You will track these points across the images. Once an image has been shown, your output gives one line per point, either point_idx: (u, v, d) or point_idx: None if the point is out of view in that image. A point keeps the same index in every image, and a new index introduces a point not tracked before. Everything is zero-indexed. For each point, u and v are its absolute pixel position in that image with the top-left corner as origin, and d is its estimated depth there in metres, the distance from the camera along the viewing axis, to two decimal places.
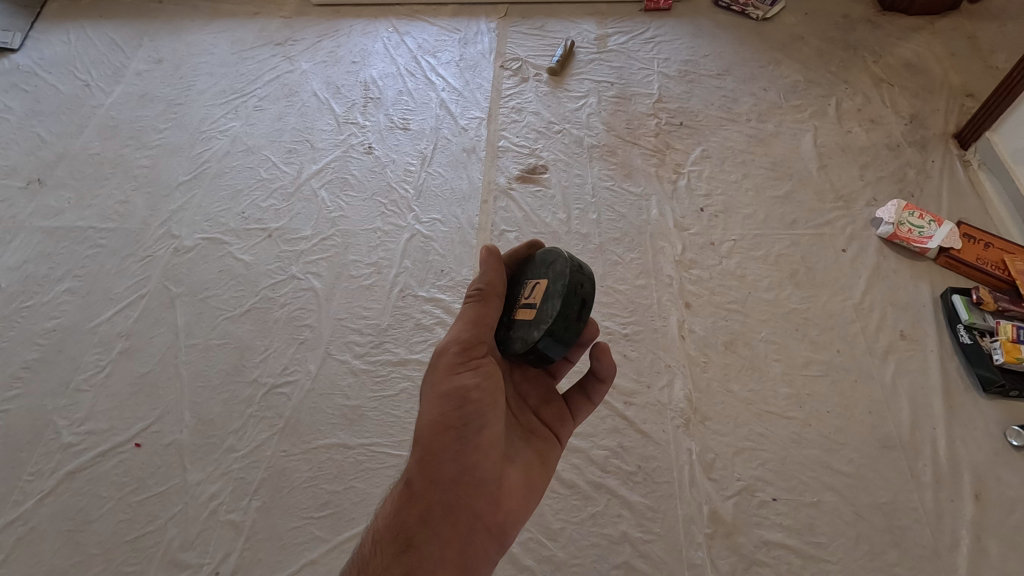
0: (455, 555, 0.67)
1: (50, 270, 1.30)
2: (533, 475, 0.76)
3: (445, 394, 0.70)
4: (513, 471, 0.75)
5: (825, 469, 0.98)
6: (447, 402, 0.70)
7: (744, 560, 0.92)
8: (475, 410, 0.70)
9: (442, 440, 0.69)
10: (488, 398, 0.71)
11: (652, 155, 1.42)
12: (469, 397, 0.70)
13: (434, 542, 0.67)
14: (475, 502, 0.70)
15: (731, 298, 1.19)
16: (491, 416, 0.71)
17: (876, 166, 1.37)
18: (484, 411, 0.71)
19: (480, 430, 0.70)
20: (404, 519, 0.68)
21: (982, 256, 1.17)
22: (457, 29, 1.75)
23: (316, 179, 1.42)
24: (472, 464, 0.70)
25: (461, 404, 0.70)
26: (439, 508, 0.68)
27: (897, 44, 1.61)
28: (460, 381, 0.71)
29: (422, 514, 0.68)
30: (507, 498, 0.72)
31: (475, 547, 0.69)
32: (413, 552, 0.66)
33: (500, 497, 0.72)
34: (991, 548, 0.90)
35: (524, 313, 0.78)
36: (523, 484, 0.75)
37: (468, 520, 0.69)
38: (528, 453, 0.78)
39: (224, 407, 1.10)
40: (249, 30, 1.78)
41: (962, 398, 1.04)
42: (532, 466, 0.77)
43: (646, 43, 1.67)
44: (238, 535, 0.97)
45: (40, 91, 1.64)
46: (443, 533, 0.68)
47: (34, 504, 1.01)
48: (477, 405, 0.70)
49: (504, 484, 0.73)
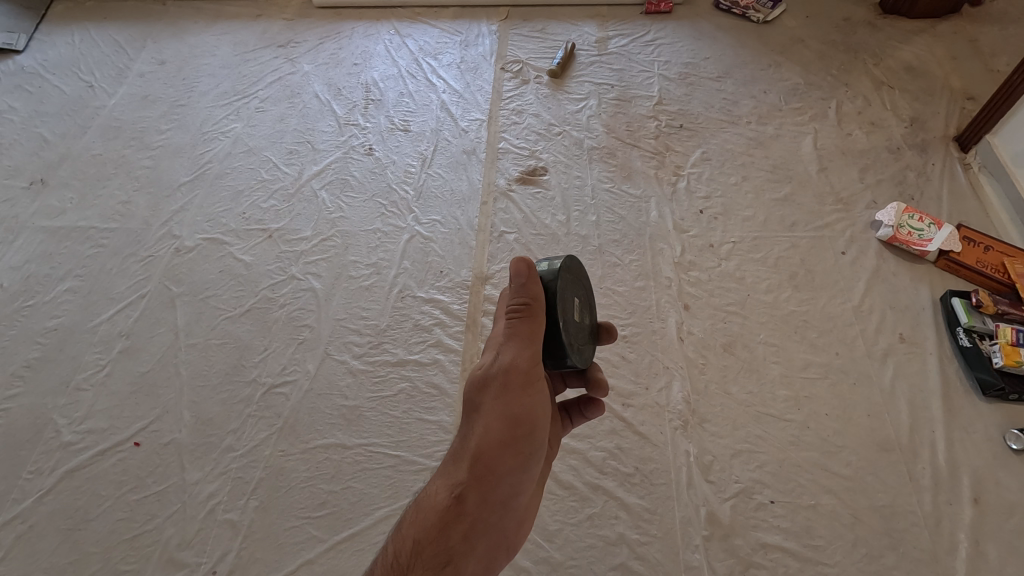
0: (483, 570, 0.69)
1: (52, 269, 1.30)
2: (537, 497, 0.81)
3: (520, 419, 0.71)
4: (532, 495, 0.78)
5: (822, 471, 0.98)
6: (519, 429, 0.71)
7: (741, 562, 0.91)
8: (535, 439, 0.74)
9: (507, 459, 0.70)
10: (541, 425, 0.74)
11: (652, 157, 1.42)
12: (534, 426, 0.73)
13: (473, 559, 0.68)
14: (506, 523, 0.73)
15: (729, 299, 1.19)
16: (541, 447, 0.75)
17: (876, 169, 1.36)
18: (538, 440, 0.74)
19: (534, 458, 0.74)
20: (452, 533, 0.67)
21: (981, 260, 1.17)
22: (458, 31, 1.76)
23: (317, 180, 1.43)
24: (518, 487, 0.72)
25: (528, 432, 0.72)
26: (481, 526, 0.69)
27: (898, 47, 1.61)
28: (534, 408, 0.73)
29: (468, 532, 0.68)
30: (524, 520, 0.76)
31: (496, 564, 0.72)
32: (455, 569, 0.66)
33: (522, 519, 0.76)
34: (989, 552, 0.90)
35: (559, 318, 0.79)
36: (533, 507, 0.79)
37: (499, 538, 0.72)
38: (541, 475, 0.82)
39: (223, 407, 1.11)
40: (252, 32, 1.79)
41: (961, 401, 1.04)
42: (538, 485, 0.81)
43: (647, 46, 1.67)
44: (236, 535, 0.98)
45: (44, 92, 1.65)
46: (479, 550, 0.69)
47: (33, 502, 1.02)
48: (538, 434, 0.74)
49: (524, 507, 0.76)
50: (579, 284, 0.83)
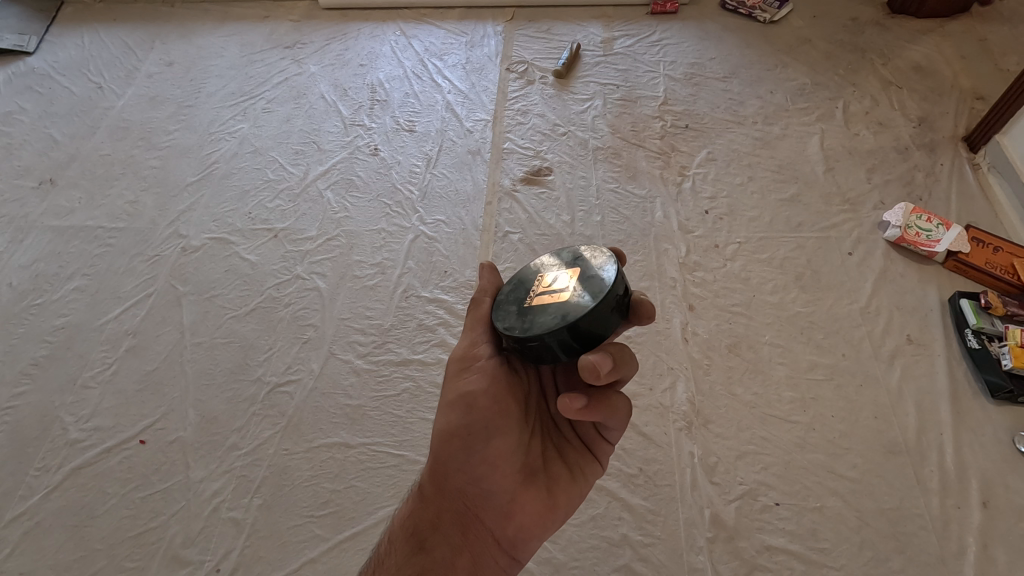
0: (462, 563, 0.70)
1: (60, 269, 1.31)
2: (555, 494, 0.70)
3: (452, 401, 0.70)
4: (533, 487, 0.69)
5: (828, 473, 0.97)
6: (453, 412, 0.70)
7: (746, 564, 0.91)
8: (481, 420, 0.69)
9: (452, 446, 0.70)
10: (490, 406, 0.69)
11: (657, 157, 1.42)
12: (475, 404, 0.69)
13: (444, 548, 0.71)
14: (483, 512, 0.71)
15: (735, 300, 1.18)
16: (498, 429, 0.68)
17: (884, 169, 1.35)
18: (488, 422, 0.69)
19: (486, 442, 0.69)
20: (418, 522, 0.74)
21: (991, 260, 1.16)
22: (464, 32, 1.76)
23: (323, 180, 1.44)
24: (476, 475, 0.70)
25: (465, 414, 0.69)
26: (447, 515, 0.72)
27: (906, 47, 1.60)
28: (465, 387, 0.70)
29: (432, 520, 0.73)
30: (517, 514, 0.70)
31: (484, 558, 0.71)
32: (425, 555, 0.71)
33: (511, 512, 0.70)
34: (998, 556, 0.88)
35: (546, 301, 0.66)
36: (541, 503, 0.70)
37: (477, 529, 0.71)
38: (558, 467, 0.71)
39: (228, 405, 1.11)
40: (260, 34, 1.81)
41: (970, 404, 1.03)
42: (559, 483, 0.70)
43: (653, 46, 1.67)
44: (240, 533, 0.98)
45: (54, 93, 1.67)
46: (452, 540, 0.71)
47: (40, 498, 1.02)
48: (482, 413, 0.69)
49: (516, 501, 0.69)
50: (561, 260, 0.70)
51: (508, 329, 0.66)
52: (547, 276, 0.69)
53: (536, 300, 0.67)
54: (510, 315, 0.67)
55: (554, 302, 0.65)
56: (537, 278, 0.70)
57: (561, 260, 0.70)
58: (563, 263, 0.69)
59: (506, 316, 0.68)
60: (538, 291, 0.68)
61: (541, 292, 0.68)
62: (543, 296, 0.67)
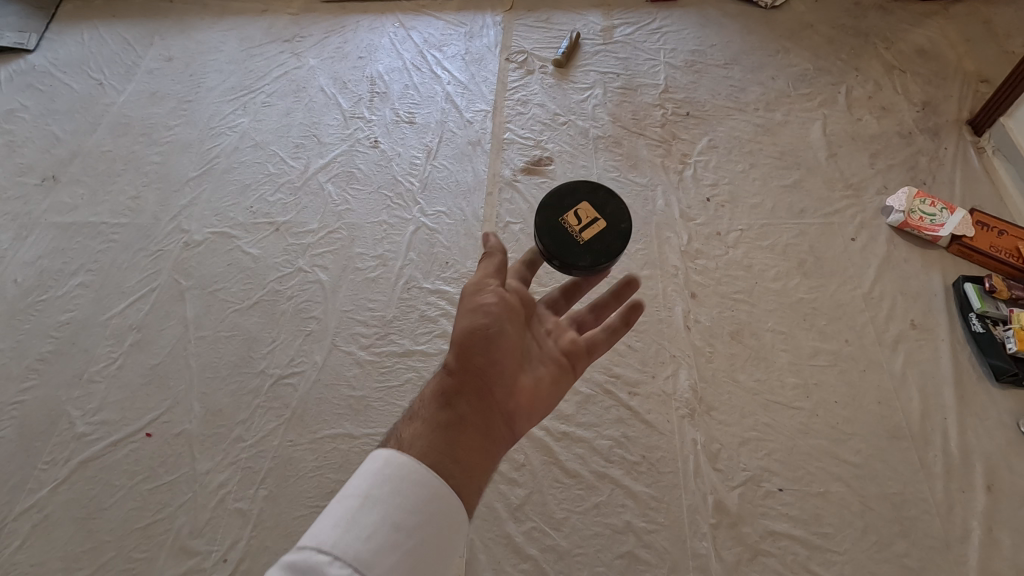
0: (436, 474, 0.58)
1: (65, 265, 1.32)
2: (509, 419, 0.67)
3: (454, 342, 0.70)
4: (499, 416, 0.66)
5: (832, 459, 0.97)
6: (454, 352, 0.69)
7: (749, 550, 0.91)
8: (469, 359, 0.68)
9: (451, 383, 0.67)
10: (480, 350, 0.69)
11: (659, 146, 1.41)
12: (467, 344, 0.69)
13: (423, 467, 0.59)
14: (460, 437, 0.62)
15: (737, 287, 1.17)
16: (484, 368, 0.68)
17: (887, 154, 1.34)
18: (472, 363, 0.68)
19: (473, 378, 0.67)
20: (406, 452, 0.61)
21: (995, 244, 1.15)
22: (463, 23, 1.75)
23: (323, 174, 1.44)
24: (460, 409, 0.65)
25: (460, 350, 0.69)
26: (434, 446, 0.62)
27: (909, 30, 1.58)
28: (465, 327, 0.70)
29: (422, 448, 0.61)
30: (486, 442, 0.64)
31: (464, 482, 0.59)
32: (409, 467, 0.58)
33: (482, 440, 0.63)
34: (1002, 539, 0.88)
35: (595, 232, 0.84)
36: (499, 426, 0.66)
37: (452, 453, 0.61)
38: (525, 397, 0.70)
39: (232, 398, 1.12)
40: (258, 28, 1.80)
41: (974, 388, 1.02)
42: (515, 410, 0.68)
43: (653, 34, 1.66)
44: (246, 524, 0.99)
45: (55, 90, 1.67)
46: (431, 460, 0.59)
47: (48, 492, 1.04)
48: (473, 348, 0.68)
49: (479, 429, 0.64)
50: (566, 204, 0.86)
51: (596, 264, 0.82)
52: (569, 218, 0.85)
53: (586, 235, 0.84)
54: (582, 256, 0.82)
55: (603, 229, 0.84)
56: (564, 222, 0.85)
57: (568, 203, 0.86)
58: (569, 204, 0.86)
59: (580, 259, 0.82)
60: (578, 228, 0.84)
61: (581, 229, 0.85)
62: (589, 230, 0.84)
